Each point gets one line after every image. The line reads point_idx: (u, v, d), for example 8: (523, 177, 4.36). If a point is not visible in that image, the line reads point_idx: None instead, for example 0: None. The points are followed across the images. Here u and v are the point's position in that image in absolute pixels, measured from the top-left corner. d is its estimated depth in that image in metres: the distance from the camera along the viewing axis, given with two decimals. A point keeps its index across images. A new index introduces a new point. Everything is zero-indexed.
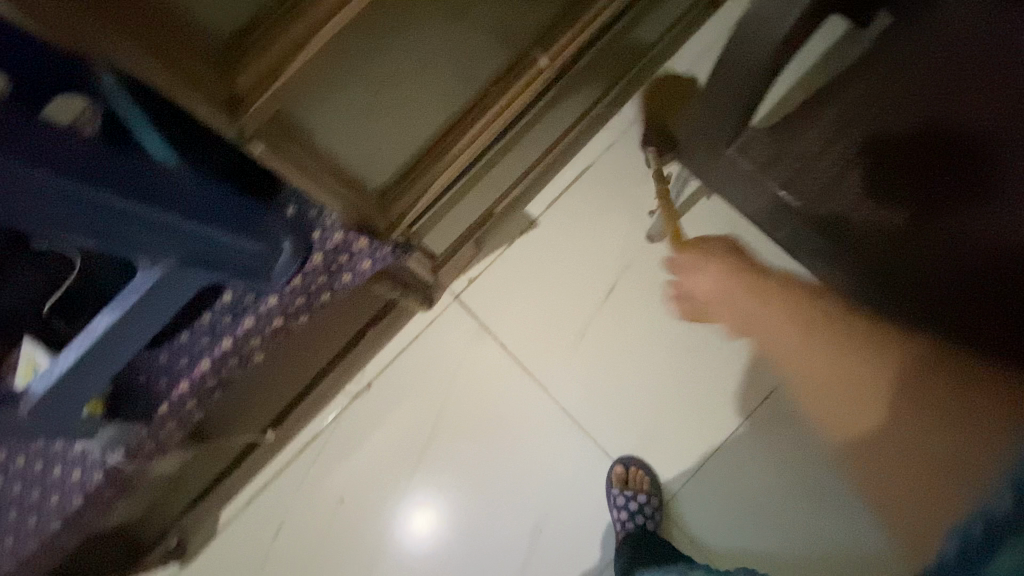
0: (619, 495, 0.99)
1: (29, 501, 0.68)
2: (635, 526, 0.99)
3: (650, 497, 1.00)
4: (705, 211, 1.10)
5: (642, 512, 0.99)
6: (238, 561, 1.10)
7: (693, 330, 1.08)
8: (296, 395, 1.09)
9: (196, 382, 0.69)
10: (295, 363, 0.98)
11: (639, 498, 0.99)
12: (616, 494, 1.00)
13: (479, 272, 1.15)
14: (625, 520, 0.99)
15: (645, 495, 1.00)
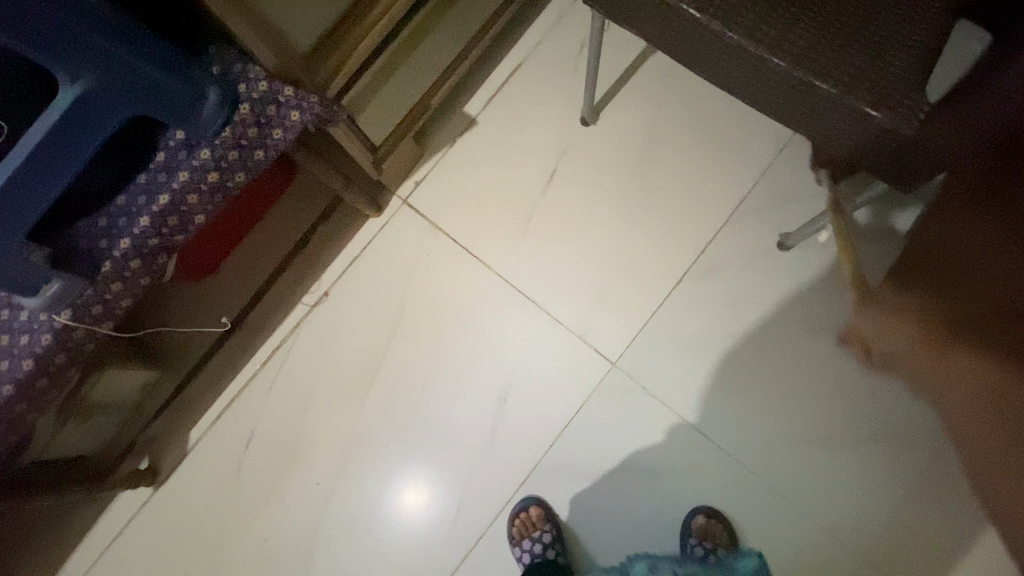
0: (695, 547, 0.96)
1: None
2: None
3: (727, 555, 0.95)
4: (633, 92, 1.15)
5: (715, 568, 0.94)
6: (215, 473, 1.11)
7: (631, 201, 1.12)
8: (252, 295, 1.11)
9: (135, 239, 0.71)
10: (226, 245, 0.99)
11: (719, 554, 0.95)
12: (694, 546, 0.96)
13: (426, 174, 1.18)
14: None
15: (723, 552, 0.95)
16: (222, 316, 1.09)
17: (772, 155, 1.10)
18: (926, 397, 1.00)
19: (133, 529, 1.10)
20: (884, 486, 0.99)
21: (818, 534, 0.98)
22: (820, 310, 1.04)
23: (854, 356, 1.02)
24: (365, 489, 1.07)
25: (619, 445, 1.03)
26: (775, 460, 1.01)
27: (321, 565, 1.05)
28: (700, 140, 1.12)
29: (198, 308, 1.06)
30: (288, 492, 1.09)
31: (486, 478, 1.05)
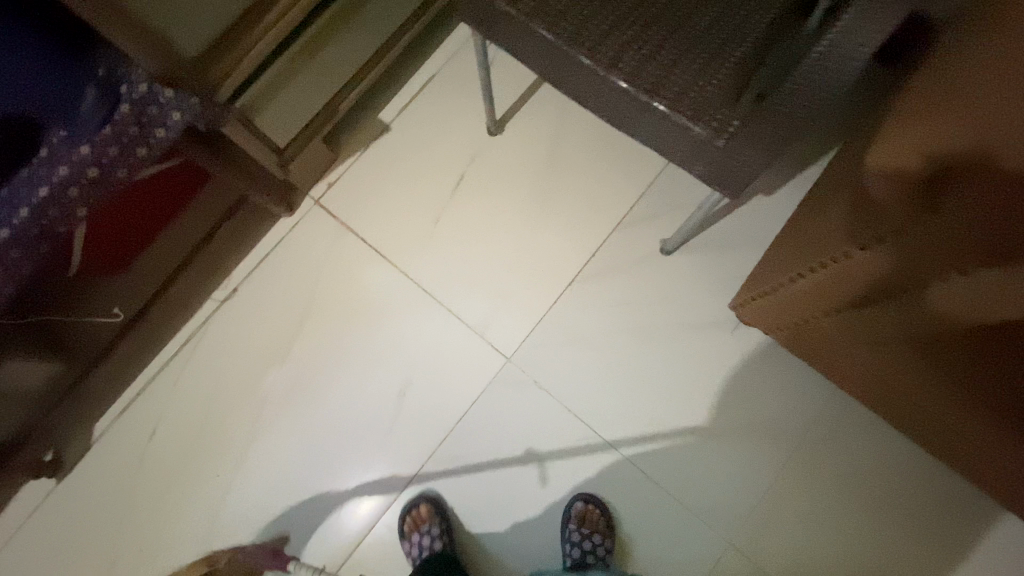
0: (573, 531, 1.00)
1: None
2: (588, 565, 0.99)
3: (602, 538, 1.00)
4: (536, 104, 1.22)
5: (593, 552, 0.99)
6: (120, 462, 1.13)
7: (530, 207, 1.18)
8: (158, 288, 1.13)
9: (12, 228, 0.74)
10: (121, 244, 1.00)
11: (594, 538, 0.99)
12: (572, 530, 1.00)
13: (339, 175, 1.23)
14: (577, 558, 0.99)
15: (598, 535, 1.00)
16: (114, 307, 1.07)
17: (664, 164, 1.17)
18: (798, 394, 1.05)
19: (34, 519, 1.11)
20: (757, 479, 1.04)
21: (696, 527, 1.01)
22: (702, 309, 1.10)
23: (733, 354, 1.08)
24: (266, 478, 1.11)
25: (510, 434, 1.08)
26: (659, 454, 1.05)
27: (217, 554, 1.08)
28: (598, 149, 1.19)
29: (88, 302, 1.02)
30: (191, 483, 1.11)
31: (382, 468, 1.10)
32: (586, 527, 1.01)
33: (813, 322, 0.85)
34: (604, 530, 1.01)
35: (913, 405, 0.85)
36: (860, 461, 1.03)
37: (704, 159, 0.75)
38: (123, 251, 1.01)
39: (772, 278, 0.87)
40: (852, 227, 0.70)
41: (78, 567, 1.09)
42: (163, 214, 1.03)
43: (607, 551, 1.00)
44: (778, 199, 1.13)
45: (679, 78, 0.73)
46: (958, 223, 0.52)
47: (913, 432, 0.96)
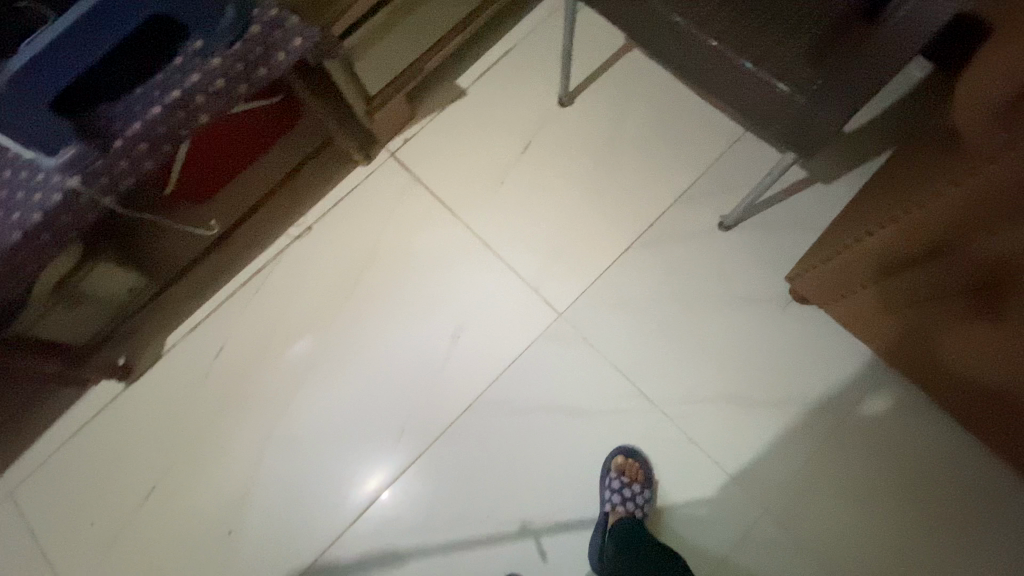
0: (613, 479, 1.03)
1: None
2: (626, 512, 1.02)
3: (641, 488, 1.03)
4: (606, 82, 1.28)
5: (633, 500, 1.02)
6: (183, 377, 1.19)
7: (592, 176, 1.24)
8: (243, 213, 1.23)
9: (147, 124, 0.82)
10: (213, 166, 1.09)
11: (633, 487, 1.03)
12: (611, 478, 1.04)
13: (414, 132, 1.30)
14: (616, 503, 1.02)
15: (638, 485, 1.03)
16: (210, 222, 1.19)
17: (725, 146, 1.21)
18: (844, 376, 1.07)
19: (98, 419, 1.17)
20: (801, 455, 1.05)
21: (730, 489, 1.04)
22: (753, 285, 1.13)
23: (780, 330, 1.10)
24: (320, 405, 1.16)
25: (555, 385, 1.12)
26: (699, 419, 1.08)
27: (266, 471, 1.13)
28: (662, 127, 1.24)
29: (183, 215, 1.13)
30: (248, 403, 1.17)
31: (430, 405, 1.14)
32: (626, 477, 1.04)
33: (871, 284, 0.88)
34: (643, 481, 1.04)
35: (962, 366, 0.87)
36: (908, 448, 1.03)
37: (780, 119, 0.81)
38: (219, 173, 1.11)
39: (828, 247, 0.91)
40: (913, 183, 0.74)
41: (134, 469, 1.14)
42: (257, 147, 1.13)
43: (645, 500, 1.03)
44: (836, 188, 1.16)
45: (765, 42, 0.78)
46: (1008, 144, 0.56)
47: (957, 409, 0.97)
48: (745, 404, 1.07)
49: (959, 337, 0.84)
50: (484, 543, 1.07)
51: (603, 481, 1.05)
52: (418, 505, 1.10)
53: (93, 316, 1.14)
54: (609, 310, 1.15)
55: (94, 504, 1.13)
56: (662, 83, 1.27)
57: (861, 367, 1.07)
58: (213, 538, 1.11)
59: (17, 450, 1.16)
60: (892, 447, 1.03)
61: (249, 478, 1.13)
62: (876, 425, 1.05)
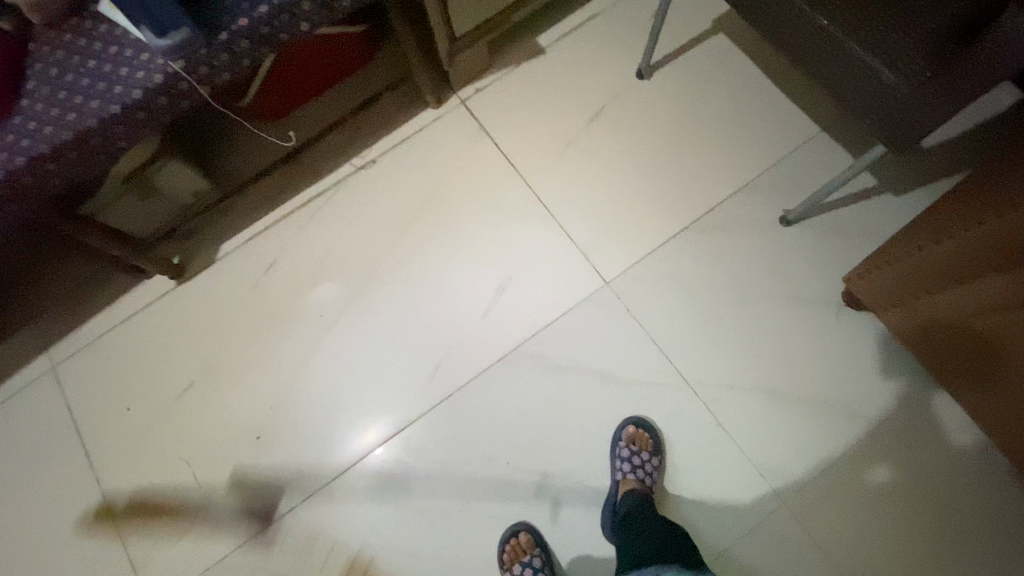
0: (622, 449, 1.05)
1: (79, 84, 0.83)
2: (636, 481, 1.03)
3: (651, 457, 1.05)
4: (689, 61, 1.27)
5: (643, 468, 1.03)
6: (231, 286, 1.22)
7: (658, 152, 1.23)
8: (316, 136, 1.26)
9: (253, 22, 0.84)
10: (294, 75, 1.12)
11: (642, 455, 1.04)
12: (621, 447, 1.05)
13: (489, 83, 1.31)
14: (626, 472, 1.03)
15: (647, 454, 1.05)
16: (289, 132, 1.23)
17: (798, 143, 1.20)
18: (882, 386, 1.07)
19: (147, 311, 1.21)
20: (826, 458, 1.05)
21: (749, 476, 1.05)
22: (805, 284, 1.13)
23: (824, 332, 1.10)
24: (359, 333, 1.19)
25: (591, 352, 1.13)
26: (730, 405, 1.08)
27: (300, 385, 1.16)
28: (737, 115, 1.23)
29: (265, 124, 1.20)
30: (290, 320, 1.20)
31: (467, 351, 1.16)
32: (636, 446, 1.05)
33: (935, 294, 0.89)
34: (653, 450, 1.06)
35: (998, 387, 0.90)
36: (935, 466, 1.03)
37: (881, 108, 0.81)
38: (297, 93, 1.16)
39: (898, 249, 0.91)
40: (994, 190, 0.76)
41: (175, 363, 1.18)
42: (337, 66, 1.18)
43: (654, 468, 1.05)
44: (907, 200, 1.14)
45: (880, 25, 0.76)
46: None
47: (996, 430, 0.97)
48: (778, 397, 1.08)
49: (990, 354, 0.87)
50: (501, 490, 1.09)
51: (614, 450, 1.07)
52: (441, 442, 1.12)
53: (159, 210, 1.17)
54: (656, 287, 1.16)
55: (131, 390, 1.17)
56: (745, 70, 1.25)
57: (900, 379, 1.07)
58: (240, 441, 1.14)
59: (66, 327, 1.20)
60: (920, 463, 1.03)
61: (283, 392, 1.16)
62: (908, 440, 1.05)
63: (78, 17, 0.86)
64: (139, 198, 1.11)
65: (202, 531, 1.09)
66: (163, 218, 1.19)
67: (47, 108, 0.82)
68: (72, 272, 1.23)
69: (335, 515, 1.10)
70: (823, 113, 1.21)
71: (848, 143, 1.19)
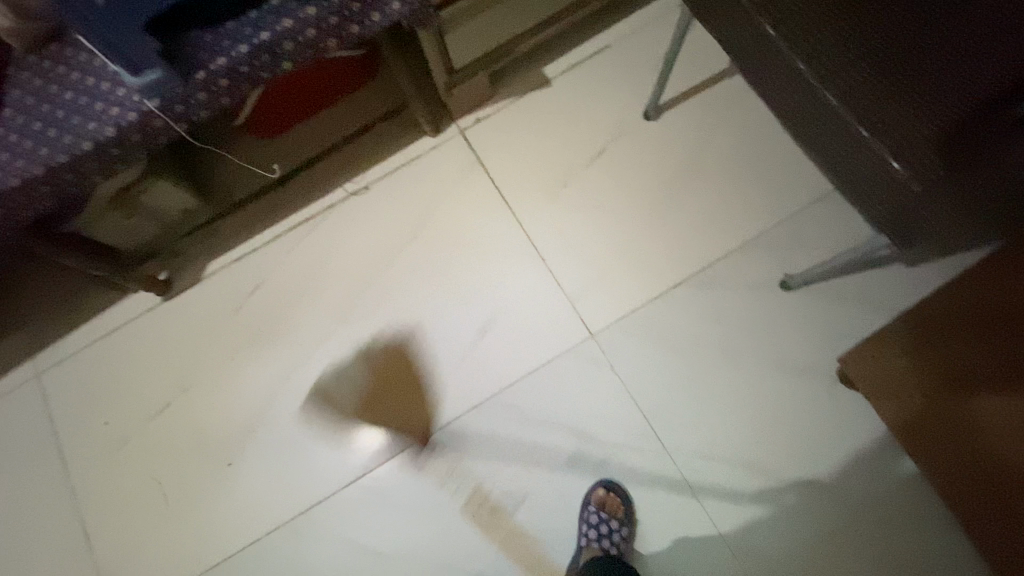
0: (591, 513, 1.02)
1: (55, 117, 0.82)
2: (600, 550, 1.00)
3: (619, 526, 1.02)
4: (699, 104, 1.20)
5: (609, 537, 1.01)
6: (215, 304, 1.22)
7: (658, 200, 1.17)
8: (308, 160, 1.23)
9: (232, 62, 0.81)
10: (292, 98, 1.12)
11: (611, 523, 1.01)
12: (590, 512, 1.03)
13: (490, 113, 1.26)
14: (591, 539, 1.01)
15: (616, 522, 1.02)
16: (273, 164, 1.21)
17: (807, 201, 1.13)
18: (869, 470, 1.02)
19: (131, 326, 1.21)
20: (803, 542, 1.01)
21: (721, 553, 1.01)
22: (800, 354, 1.07)
23: (815, 407, 1.05)
24: (337, 365, 1.17)
25: (569, 406, 1.10)
26: (709, 478, 1.04)
27: (274, 415, 1.16)
28: (745, 166, 1.16)
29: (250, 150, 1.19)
30: (270, 346, 1.19)
31: (444, 392, 1.13)
32: (605, 513, 1.02)
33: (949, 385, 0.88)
34: (622, 518, 1.02)
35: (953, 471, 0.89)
36: (921, 564, 0.98)
37: (887, 198, 0.74)
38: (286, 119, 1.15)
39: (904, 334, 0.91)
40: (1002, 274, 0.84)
41: (154, 382, 1.19)
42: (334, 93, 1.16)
43: (622, 537, 1.02)
44: (920, 273, 1.07)
45: (892, 114, 0.71)
46: None
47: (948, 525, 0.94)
48: (759, 472, 1.04)
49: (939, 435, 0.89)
50: (466, 541, 1.07)
51: (582, 513, 1.04)
52: (410, 486, 1.10)
53: (145, 227, 1.16)
54: (643, 342, 1.11)
55: (110, 405, 1.17)
56: (758, 118, 1.18)
57: (890, 466, 1.02)
58: (211, 467, 1.14)
59: (53, 335, 1.22)
60: (903, 557, 0.98)
61: (257, 418, 1.16)
62: (893, 532, 0.99)
63: (61, 45, 0.84)
64: (125, 218, 1.10)
65: (170, 552, 1.10)
66: (150, 233, 1.18)
67: (23, 139, 0.81)
68: (61, 281, 1.24)
69: (298, 550, 1.10)
70: None
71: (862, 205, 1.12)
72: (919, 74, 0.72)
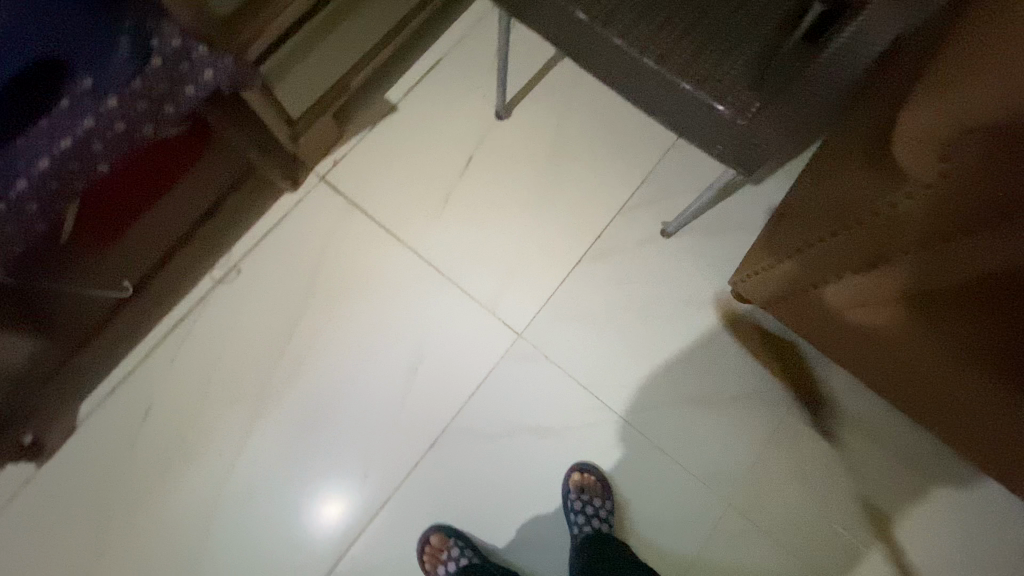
0: (574, 500, 1.04)
1: None
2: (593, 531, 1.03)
3: (603, 501, 1.05)
4: (541, 92, 1.26)
5: (598, 515, 1.03)
6: (107, 445, 1.06)
7: (536, 191, 1.22)
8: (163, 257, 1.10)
9: (35, 180, 0.71)
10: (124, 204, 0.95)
11: (595, 502, 1.04)
12: (572, 499, 1.05)
13: (347, 151, 1.22)
14: (583, 525, 1.02)
15: (599, 499, 1.05)
16: (122, 281, 1.04)
17: (661, 153, 1.24)
18: (784, 366, 1.15)
19: (10, 505, 1.04)
20: (753, 449, 1.12)
21: (694, 487, 1.09)
22: (699, 289, 1.18)
23: (725, 328, 1.16)
24: (272, 460, 1.07)
25: (519, 408, 1.11)
26: (662, 425, 1.12)
27: (217, 540, 1.04)
28: (601, 137, 1.25)
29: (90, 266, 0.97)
30: (188, 468, 1.06)
31: (396, 442, 1.09)
32: (586, 494, 1.05)
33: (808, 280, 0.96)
34: (603, 492, 1.06)
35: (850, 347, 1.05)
36: (847, 427, 1.13)
37: (723, 137, 0.84)
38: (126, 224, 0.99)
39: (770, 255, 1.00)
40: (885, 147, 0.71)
41: (61, 558, 1.02)
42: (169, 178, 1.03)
43: (610, 511, 1.05)
44: (767, 187, 1.22)
45: (703, 65, 0.81)
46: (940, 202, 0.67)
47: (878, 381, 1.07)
48: (701, 403, 1.13)
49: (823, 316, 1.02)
50: None
51: (565, 504, 1.06)
52: (393, 549, 1.05)
53: None
54: (567, 324, 1.15)
55: None
56: (597, 91, 1.27)
57: (798, 356, 1.16)
58: None
59: None
60: (833, 427, 1.13)
61: (200, 549, 1.03)
62: (817, 410, 1.13)
63: None
64: None
65: None
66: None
67: None
68: None
69: None
70: None
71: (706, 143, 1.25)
72: (712, 27, 0.82)
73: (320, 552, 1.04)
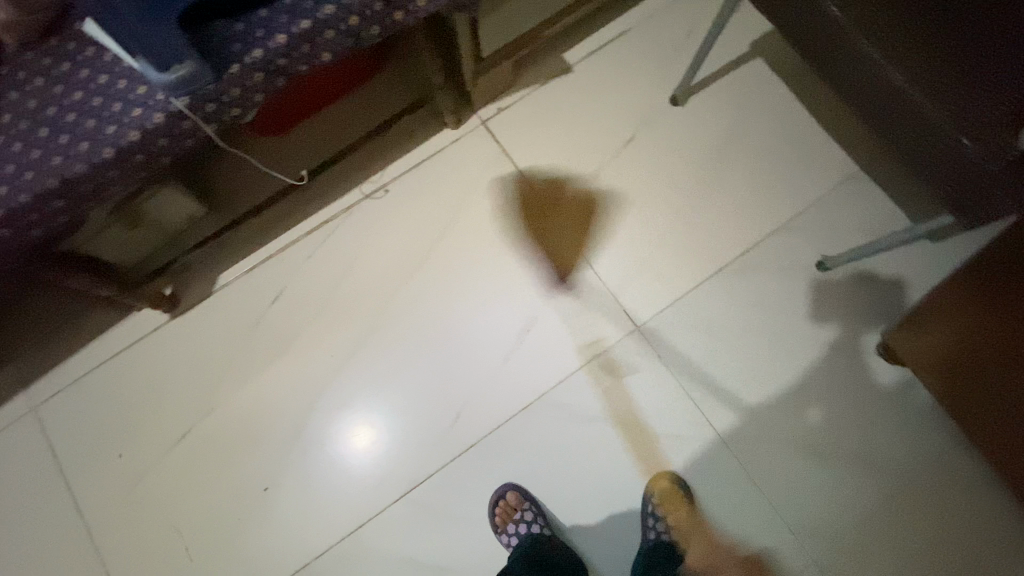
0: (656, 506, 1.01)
1: (65, 121, 0.73)
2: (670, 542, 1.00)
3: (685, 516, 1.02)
4: (722, 89, 1.20)
5: None
6: (232, 319, 1.13)
7: (691, 189, 1.17)
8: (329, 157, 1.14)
9: (269, 53, 0.74)
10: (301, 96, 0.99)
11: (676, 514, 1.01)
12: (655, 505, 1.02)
13: (512, 102, 1.21)
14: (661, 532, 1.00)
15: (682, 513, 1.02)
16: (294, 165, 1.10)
17: (835, 183, 1.15)
18: (912, 440, 1.05)
19: (139, 346, 1.13)
20: (855, 517, 1.03)
21: (780, 535, 1.03)
22: (839, 334, 1.10)
23: (856, 384, 1.08)
24: (371, 379, 1.11)
25: (617, 400, 1.08)
26: (760, 461, 1.06)
27: (307, 435, 1.09)
28: (774, 150, 1.17)
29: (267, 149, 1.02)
30: (296, 361, 1.11)
31: (491, 397, 1.09)
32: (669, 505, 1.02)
33: (966, 358, 0.88)
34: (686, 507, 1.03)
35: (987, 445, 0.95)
36: (968, 527, 1.02)
37: (958, 178, 0.76)
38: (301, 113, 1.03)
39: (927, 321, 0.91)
40: None
41: (171, 407, 1.11)
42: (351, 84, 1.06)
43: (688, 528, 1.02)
44: (943, 248, 1.11)
45: (960, 96, 0.73)
46: None
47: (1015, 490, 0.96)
48: (810, 452, 1.06)
49: (970, 403, 0.93)
50: None
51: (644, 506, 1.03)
52: (464, 497, 1.06)
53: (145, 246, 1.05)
54: (687, 331, 1.11)
55: (125, 436, 1.10)
56: (780, 102, 1.19)
57: (930, 435, 1.05)
58: (248, 493, 1.07)
59: (51, 364, 1.13)
60: (951, 523, 1.02)
61: (290, 438, 1.09)
62: (939, 499, 1.03)
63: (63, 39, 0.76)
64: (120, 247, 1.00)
65: None
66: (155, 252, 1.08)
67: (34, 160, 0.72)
68: (58, 302, 1.15)
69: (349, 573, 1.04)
70: (867, 151, 1.16)
71: (892, 183, 1.14)
72: (979, 62, 0.74)
73: (396, 476, 1.07)
